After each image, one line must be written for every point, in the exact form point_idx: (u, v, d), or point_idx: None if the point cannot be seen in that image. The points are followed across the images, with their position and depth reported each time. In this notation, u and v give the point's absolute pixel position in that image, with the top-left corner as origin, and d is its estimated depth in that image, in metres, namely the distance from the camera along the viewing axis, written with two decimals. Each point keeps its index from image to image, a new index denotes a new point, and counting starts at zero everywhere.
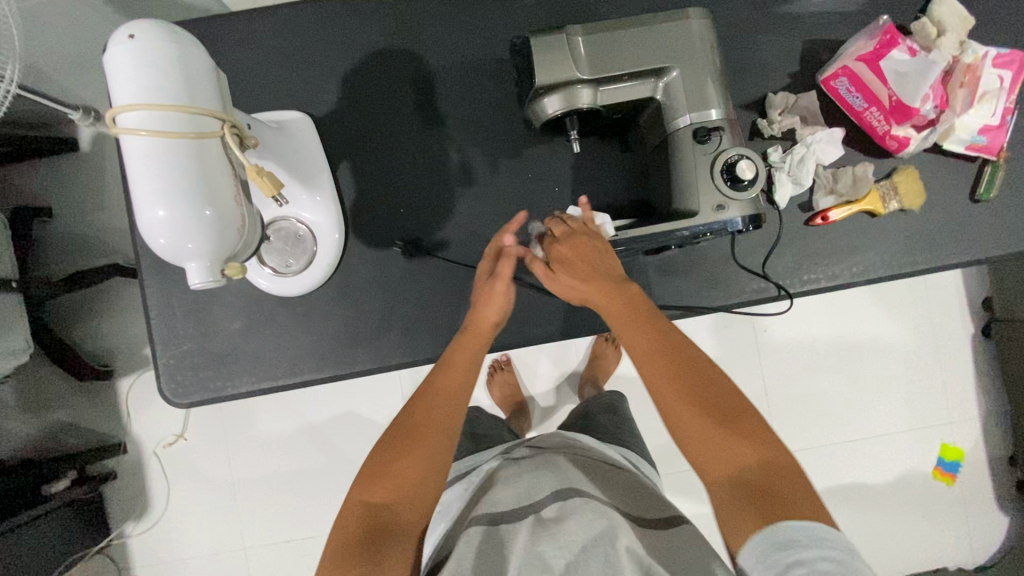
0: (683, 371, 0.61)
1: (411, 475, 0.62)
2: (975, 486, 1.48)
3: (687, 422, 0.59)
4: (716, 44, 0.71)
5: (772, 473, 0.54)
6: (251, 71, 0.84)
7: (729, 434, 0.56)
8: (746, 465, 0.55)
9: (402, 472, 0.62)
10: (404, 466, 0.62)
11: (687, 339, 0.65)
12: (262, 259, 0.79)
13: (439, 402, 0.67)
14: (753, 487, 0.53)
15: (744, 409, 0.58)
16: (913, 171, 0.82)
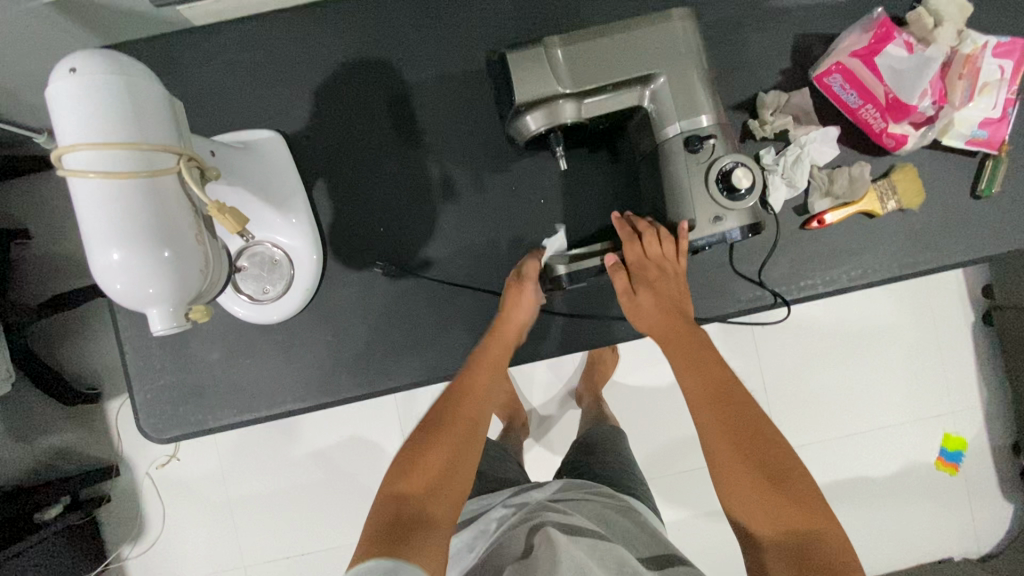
0: (742, 424, 0.64)
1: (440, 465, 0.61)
2: (978, 474, 1.46)
3: (744, 476, 0.61)
4: (703, 46, 0.68)
5: (821, 542, 0.57)
6: (222, 90, 0.81)
7: (781, 494, 0.59)
8: (794, 529, 0.58)
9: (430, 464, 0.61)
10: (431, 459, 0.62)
11: (748, 397, 0.67)
12: (238, 287, 0.76)
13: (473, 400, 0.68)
14: (801, 555, 0.56)
15: (795, 471, 0.61)
16: (910, 168, 0.79)
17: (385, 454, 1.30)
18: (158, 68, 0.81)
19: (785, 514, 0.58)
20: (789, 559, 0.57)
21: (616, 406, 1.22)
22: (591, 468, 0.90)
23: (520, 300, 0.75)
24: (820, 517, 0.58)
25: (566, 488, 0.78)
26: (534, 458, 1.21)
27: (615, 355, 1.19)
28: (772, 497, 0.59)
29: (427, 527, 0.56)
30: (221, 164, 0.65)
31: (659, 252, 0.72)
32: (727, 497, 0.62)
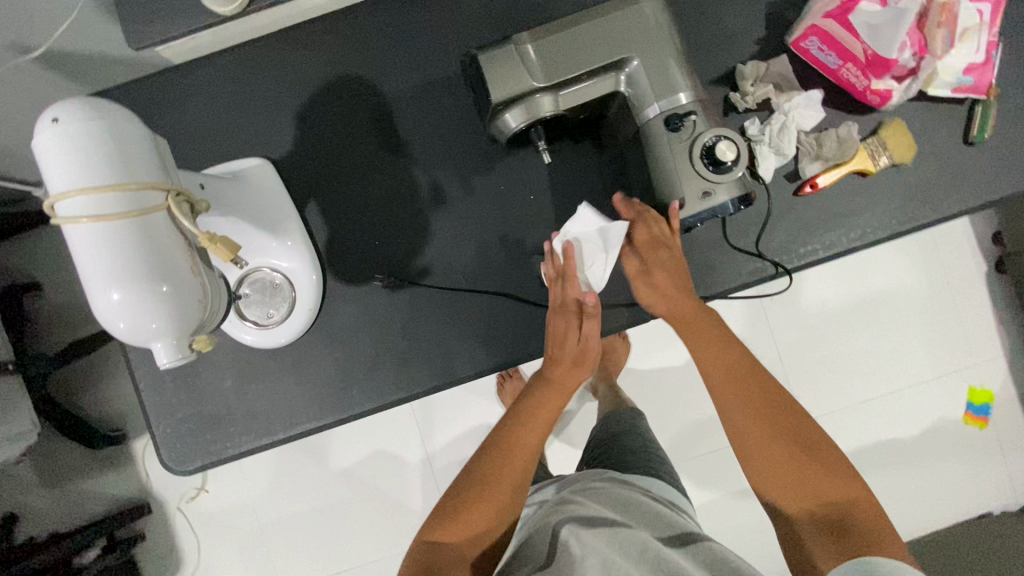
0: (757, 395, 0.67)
1: (479, 528, 0.65)
2: (1008, 425, 1.46)
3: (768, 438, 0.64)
4: (674, 25, 0.68)
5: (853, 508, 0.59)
6: (207, 124, 0.82)
7: (803, 454, 0.62)
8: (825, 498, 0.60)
9: (482, 514, 0.65)
10: (484, 508, 0.65)
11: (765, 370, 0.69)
12: (242, 314, 0.77)
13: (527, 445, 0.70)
14: (835, 522, 0.58)
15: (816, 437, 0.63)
16: (900, 124, 0.78)
17: (408, 465, 1.31)
18: (142, 110, 0.82)
19: (809, 475, 0.61)
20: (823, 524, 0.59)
21: (633, 394, 1.21)
22: (611, 456, 0.90)
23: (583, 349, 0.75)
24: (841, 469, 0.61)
25: (585, 477, 0.77)
26: (556, 454, 1.21)
27: (626, 340, 1.19)
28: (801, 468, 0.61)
29: None
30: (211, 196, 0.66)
31: (663, 233, 0.72)
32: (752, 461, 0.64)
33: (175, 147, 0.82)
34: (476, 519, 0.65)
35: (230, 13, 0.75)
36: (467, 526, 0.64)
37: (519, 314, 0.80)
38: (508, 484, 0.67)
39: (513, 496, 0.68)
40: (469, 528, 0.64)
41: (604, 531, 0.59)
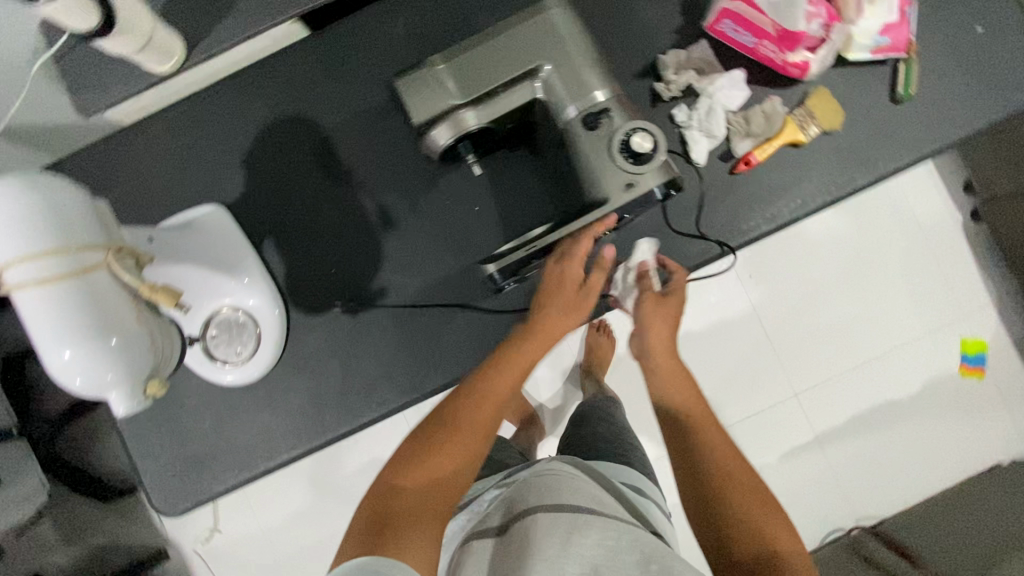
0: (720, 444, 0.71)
1: (445, 471, 0.61)
2: (1006, 372, 1.46)
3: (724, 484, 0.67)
4: (581, 28, 0.71)
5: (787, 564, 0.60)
6: (158, 178, 0.85)
7: (758, 509, 0.65)
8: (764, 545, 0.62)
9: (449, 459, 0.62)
10: (455, 451, 0.63)
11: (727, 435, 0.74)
12: (211, 353, 0.81)
13: (504, 389, 0.68)
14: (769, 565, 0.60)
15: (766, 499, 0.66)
16: (824, 93, 0.80)
17: None
18: (97, 172, 0.85)
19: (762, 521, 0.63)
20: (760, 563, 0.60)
21: None
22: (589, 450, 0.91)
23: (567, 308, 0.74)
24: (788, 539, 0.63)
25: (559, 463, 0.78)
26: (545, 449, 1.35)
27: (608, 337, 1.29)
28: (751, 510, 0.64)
29: (411, 522, 0.56)
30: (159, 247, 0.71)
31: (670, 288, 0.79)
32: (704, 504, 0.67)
33: (132, 203, 0.85)
34: (445, 463, 0.62)
35: (173, 70, 0.81)
36: (435, 467, 0.61)
37: (476, 322, 0.83)
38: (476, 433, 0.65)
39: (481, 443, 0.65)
40: (435, 470, 0.61)
41: (569, 523, 0.61)
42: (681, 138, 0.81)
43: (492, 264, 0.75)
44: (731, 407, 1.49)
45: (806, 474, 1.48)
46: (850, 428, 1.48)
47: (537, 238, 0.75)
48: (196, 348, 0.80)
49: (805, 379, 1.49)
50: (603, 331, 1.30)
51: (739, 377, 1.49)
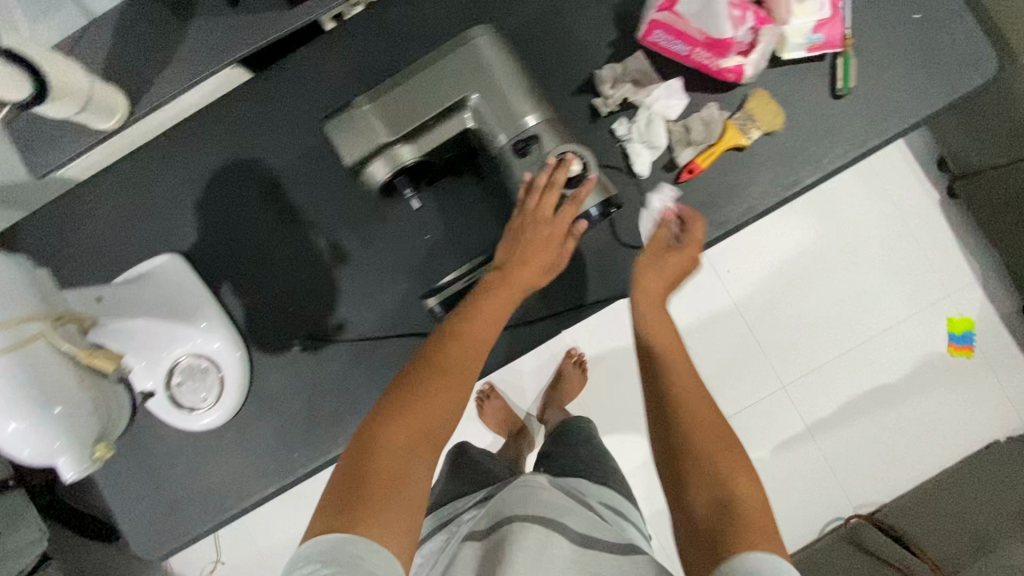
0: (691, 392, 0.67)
1: (423, 419, 0.63)
2: (994, 348, 1.44)
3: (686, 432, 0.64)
4: (507, 55, 0.72)
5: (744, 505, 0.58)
6: (112, 231, 0.86)
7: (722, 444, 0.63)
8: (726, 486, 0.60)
9: (433, 408, 0.63)
10: (436, 394, 0.64)
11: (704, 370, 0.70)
12: (177, 400, 0.82)
13: (481, 333, 0.69)
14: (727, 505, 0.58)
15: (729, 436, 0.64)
16: (763, 95, 0.79)
17: None
18: (51, 229, 0.86)
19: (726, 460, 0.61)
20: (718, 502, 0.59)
21: None
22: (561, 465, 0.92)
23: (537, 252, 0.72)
24: (750, 489, 0.60)
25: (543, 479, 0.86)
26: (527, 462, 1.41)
27: (583, 374, 1.38)
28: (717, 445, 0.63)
29: (388, 476, 0.58)
30: (111, 305, 0.76)
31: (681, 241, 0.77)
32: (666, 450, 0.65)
33: (88, 258, 0.86)
34: (424, 413, 0.63)
35: (117, 125, 0.81)
36: (415, 419, 0.62)
37: None
38: (460, 380, 0.66)
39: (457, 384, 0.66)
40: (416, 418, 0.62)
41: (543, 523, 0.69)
42: (624, 151, 0.81)
43: (433, 298, 0.79)
44: (719, 402, 1.48)
45: (800, 464, 1.47)
46: (842, 415, 1.47)
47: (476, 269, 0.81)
48: (162, 396, 0.81)
49: (791, 369, 1.48)
50: (580, 364, 1.39)
51: (725, 372, 1.48)
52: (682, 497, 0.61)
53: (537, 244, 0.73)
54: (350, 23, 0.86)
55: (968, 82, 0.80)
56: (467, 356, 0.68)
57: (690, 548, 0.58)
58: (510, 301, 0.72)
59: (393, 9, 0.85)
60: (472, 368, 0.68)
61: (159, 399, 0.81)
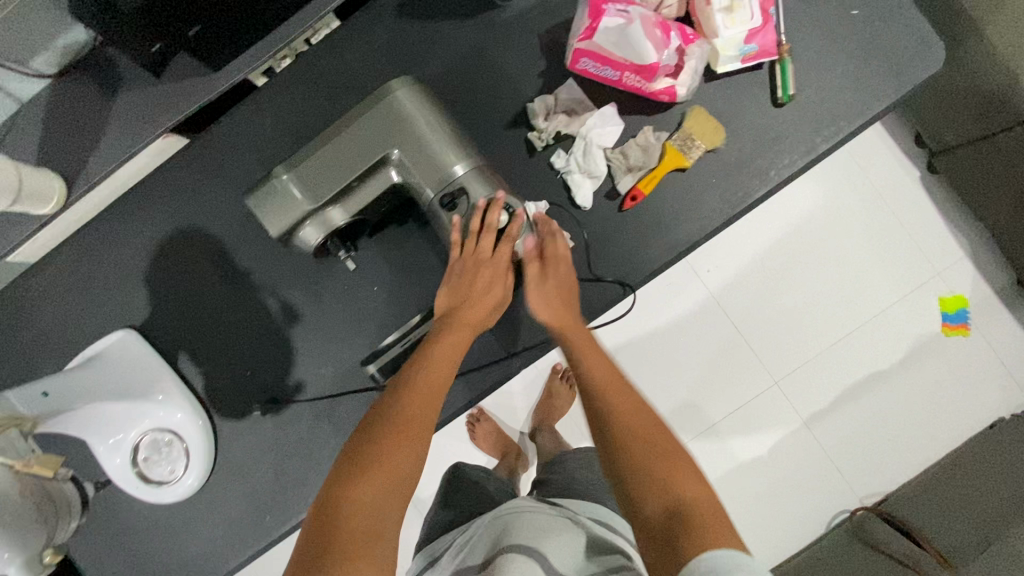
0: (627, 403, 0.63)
1: (384, 472, 0.55)
2: (990, 323, 1.41)
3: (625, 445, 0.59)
4: (429, 104, 0.70)
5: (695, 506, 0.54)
6: (63, 313, 0.85)
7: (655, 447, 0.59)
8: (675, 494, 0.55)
9: (399, 462, 0.56)
10: (396, 448, 0.57)
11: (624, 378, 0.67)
12: (147, 475, 0.82)
13: (439, 374, 0.64)
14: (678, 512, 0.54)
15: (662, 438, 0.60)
16: (702, 113, 0.77)
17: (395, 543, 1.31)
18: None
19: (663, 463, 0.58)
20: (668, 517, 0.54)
21: None
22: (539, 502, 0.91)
23: (480, 283, 0.70)
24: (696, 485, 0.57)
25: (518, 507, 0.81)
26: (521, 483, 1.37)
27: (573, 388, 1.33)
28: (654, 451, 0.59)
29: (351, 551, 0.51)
30: (56, 399, 0.78)
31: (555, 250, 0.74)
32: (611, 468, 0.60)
33: (41, 342, 0.85)
34: (384, 472, 0.55)
35: (58, 207, 0.81)
36: (375, 477, 0.55)
37: None
38: (426, 429, 0.60)
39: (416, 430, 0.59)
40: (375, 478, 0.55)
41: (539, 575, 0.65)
42: (565, 183, 0.79)
43: (372, 365, 0.80)
44: (711, 406, 1.43)
45: (802, 460, 1.42)
46: (840, 405, 1.43)
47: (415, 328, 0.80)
48: (131, 473, 0.82)
49: (786, 365, 1.43)
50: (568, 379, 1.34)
51: (717, 372, 1.43)
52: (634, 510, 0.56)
53: (478, 282, 0.70)
54: (276, 78, 0.84)
55: (915, 76, 0.76)
56: (427, 402, 0.61)
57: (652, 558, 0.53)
58: (465, 342, 0.68)
59: (318, 60, 0.84)
60: (431, 408, 0.61)
61: (129, 478, 0.82)
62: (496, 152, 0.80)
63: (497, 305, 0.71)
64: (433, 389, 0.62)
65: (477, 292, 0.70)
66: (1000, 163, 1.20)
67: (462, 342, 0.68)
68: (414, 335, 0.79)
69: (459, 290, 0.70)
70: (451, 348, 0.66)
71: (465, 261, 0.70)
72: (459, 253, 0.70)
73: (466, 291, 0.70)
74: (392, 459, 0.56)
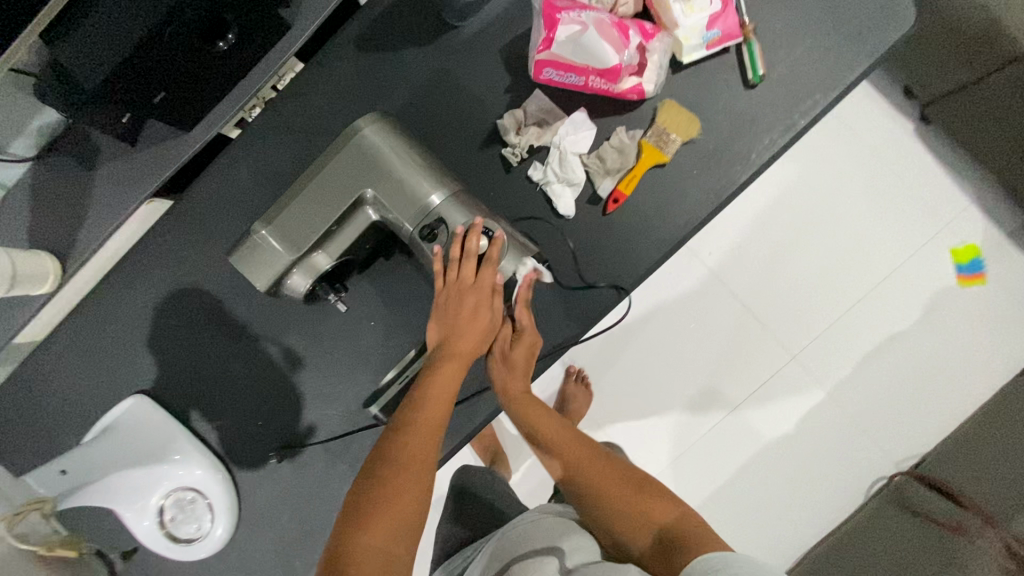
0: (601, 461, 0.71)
1: (393, 508, 0.58)
2: (1006, 269, 1.37)
3: (610, 505, 0.67)
4: (398, 137, 0.70)
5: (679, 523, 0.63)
6: (74, 386, 0.87)
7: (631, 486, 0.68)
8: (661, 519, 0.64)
9: (402, 504, 0.58)
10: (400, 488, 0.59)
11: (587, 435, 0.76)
12: (175, 536, 0.82)
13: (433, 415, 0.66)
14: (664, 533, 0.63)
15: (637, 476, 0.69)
16: (673, 106, 0.76)
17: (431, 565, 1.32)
18: (10, 399, 0.87)
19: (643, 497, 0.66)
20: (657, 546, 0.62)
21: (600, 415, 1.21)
22: None
23: (468, 318, 0.70)
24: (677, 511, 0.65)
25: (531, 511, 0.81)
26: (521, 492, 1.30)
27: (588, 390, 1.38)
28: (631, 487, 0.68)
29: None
30: (76, 473, 0.83)
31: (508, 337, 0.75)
32: (608, 532, 0.67)
33: (56, 418, 0.87)
34: (392, 513, 0.57)
35: (55, 285, 0.82)
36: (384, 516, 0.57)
37: None
38: (427, 465, 0.62)
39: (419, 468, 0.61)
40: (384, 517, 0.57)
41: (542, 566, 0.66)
42: (546, 195, 0.78)
43: (373, 406, 0.81)
44: (730, 389, 1.41)
45: (831, 432, 1.40)
46: (863, 371, 1.40)
47: (410, 366, 0.81)
48: (159, 534, 0.81)
49: (801, 338, 1.41)
50: (583, 380, 1.38)
51: (732, 354, 1.41)
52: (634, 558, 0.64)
53: (463, 314, 0.70)
54: (248, 128, 0.85)
55: (887, 38, 0.74)
56: (427, 441, 0.63)
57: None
58: (459, 374, 0.69)
59: (286, 105, 0.84)
60: (431, 445, 0.64)
61: (157, 542, 0.82)
62: (472, 173, 0.80)
63: (487, 333, 0.72)
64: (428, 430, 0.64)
65: (464, 322, 0.70)
66: (994, 105, 1.16)
67: (455, 374, 0.69)
68: (410, 371, 0.80)
69: (447, 321, 0.71)
70: (446, 383, 0.68)
71: (448, 291, 0.70)
72: (442, 285, 0.71)
73: (453, 322, 0.70)
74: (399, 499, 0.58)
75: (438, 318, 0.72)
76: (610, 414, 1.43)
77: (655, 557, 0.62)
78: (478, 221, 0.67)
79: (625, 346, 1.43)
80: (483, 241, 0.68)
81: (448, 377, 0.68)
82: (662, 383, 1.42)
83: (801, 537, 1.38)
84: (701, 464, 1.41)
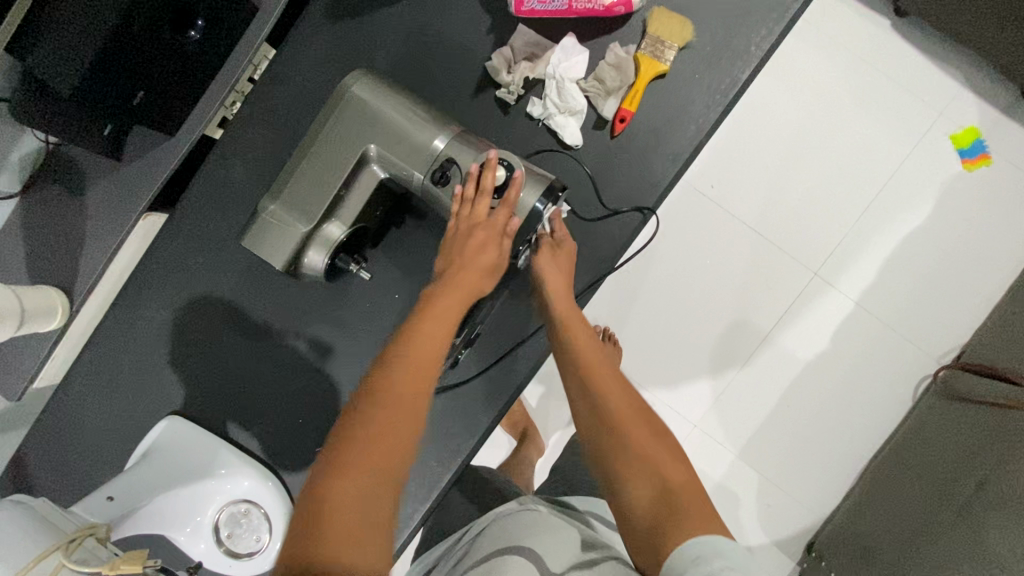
0: (626, 400, 0.65)
1: (383, 440, 0.56)
2: (1008, 145, 1.35)
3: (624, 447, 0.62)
4: (390, 88, 0.68)
5: (686, 496, 0.58)
6: (103, 418, 0.84)
7: (655, 439, 0.63)
8: (671, 482, 0.59)
9: (391, 444, 0.56)
10: (390, 418, 0.57)
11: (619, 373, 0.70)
12: (235, 553, 0.79)
13: (429, 345, 0.61)
14: (670, 503, 0.58)
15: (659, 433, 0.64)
16: (664, 13, 0.73)
17: None
18: (40, 442, 0.84)
19: (661, 454, 0.62)
20: (661, 507, 0.58)
21: None
22: None
23: (477, 244, 0.66)
24: (685, 477, 0.60)
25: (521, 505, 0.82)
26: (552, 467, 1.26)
27: (617, 346, 1.30)
28: (651, 439, 0.62)
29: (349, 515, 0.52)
30: (124, 500, 0.77)
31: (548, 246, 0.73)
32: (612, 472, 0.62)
33: (90, 455, 0.84)
34: (381, 447, 0.55)
35: (65, 320, 0.78)
36: (371, 448, 0.55)
37: (451, 401, 0.79)
38: (420, 398, 0.59)
39: (411, 400, 0.58)
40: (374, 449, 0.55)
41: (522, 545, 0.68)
42: (549, 129, 0.76)
43: None
44: (758, 316, 1.39)
45: (867, 341, 1.38)
46: (887, 275, 1.37)
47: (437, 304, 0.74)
48: (220, 552, 0.79)
49: (818, 252, 1.39)
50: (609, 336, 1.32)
51: (753, 282, 1.39)
52: (626, 507, 0.60)
53: (472, 246, 0.66)
54: (232, 124, 0.82)
55: None
56: (422, 373, 0.60)
57: (643, 554, 0.57)
58: (459, 306, 0.65)
59: (268, 90, 0.81)
60: (427, 378, 0.60)
61: (218, 560, 0.79)
62: (471, 123, 0.77)
63: (494, 266, 0.68)
64: (424, 358, 0.60)
65: (469, 254, 0.66)
66: None
67: (456, 307, 0.64)
68: None
69: (453, 253, 0.67)
70: (446, 313, 0.64)
71: (460, 225, 0.67)
72: (455, 222, 0.67)
73: (461, 253, 0.66)
74: (386, 429, 0.56)
75: (446, 249, 0.68)
76: (643, 366, 1.41)
77: (653, 510, 0.58)
78: (490, 150, 0.65)
79: (646, 296, 1.40)
80: (500, 172, 0.66)
81: (454, 301, 0.64)
82: (689, 324, 1.40)
83: (856, 451, 1.37)
84: (744, 399, 1.39)
